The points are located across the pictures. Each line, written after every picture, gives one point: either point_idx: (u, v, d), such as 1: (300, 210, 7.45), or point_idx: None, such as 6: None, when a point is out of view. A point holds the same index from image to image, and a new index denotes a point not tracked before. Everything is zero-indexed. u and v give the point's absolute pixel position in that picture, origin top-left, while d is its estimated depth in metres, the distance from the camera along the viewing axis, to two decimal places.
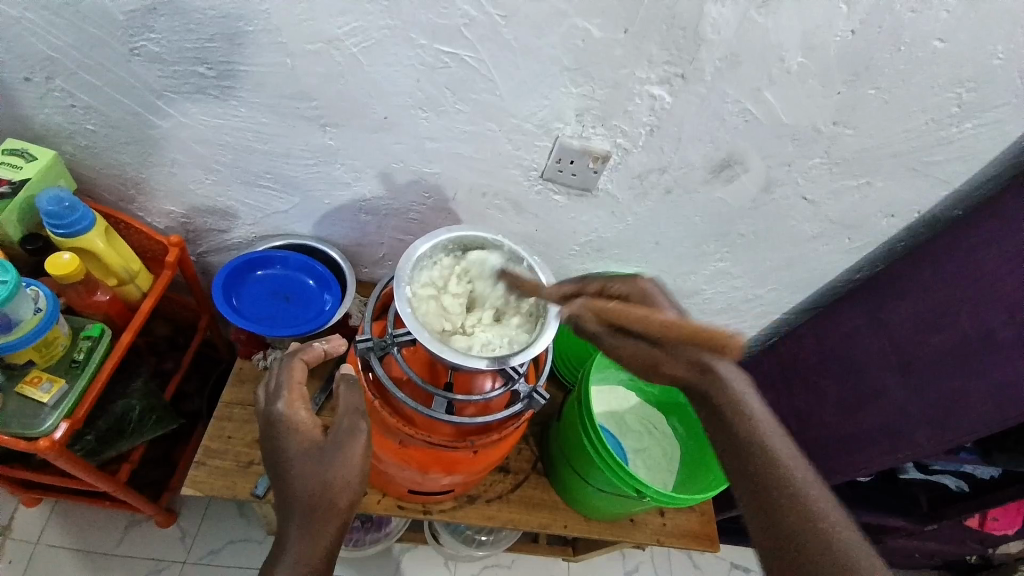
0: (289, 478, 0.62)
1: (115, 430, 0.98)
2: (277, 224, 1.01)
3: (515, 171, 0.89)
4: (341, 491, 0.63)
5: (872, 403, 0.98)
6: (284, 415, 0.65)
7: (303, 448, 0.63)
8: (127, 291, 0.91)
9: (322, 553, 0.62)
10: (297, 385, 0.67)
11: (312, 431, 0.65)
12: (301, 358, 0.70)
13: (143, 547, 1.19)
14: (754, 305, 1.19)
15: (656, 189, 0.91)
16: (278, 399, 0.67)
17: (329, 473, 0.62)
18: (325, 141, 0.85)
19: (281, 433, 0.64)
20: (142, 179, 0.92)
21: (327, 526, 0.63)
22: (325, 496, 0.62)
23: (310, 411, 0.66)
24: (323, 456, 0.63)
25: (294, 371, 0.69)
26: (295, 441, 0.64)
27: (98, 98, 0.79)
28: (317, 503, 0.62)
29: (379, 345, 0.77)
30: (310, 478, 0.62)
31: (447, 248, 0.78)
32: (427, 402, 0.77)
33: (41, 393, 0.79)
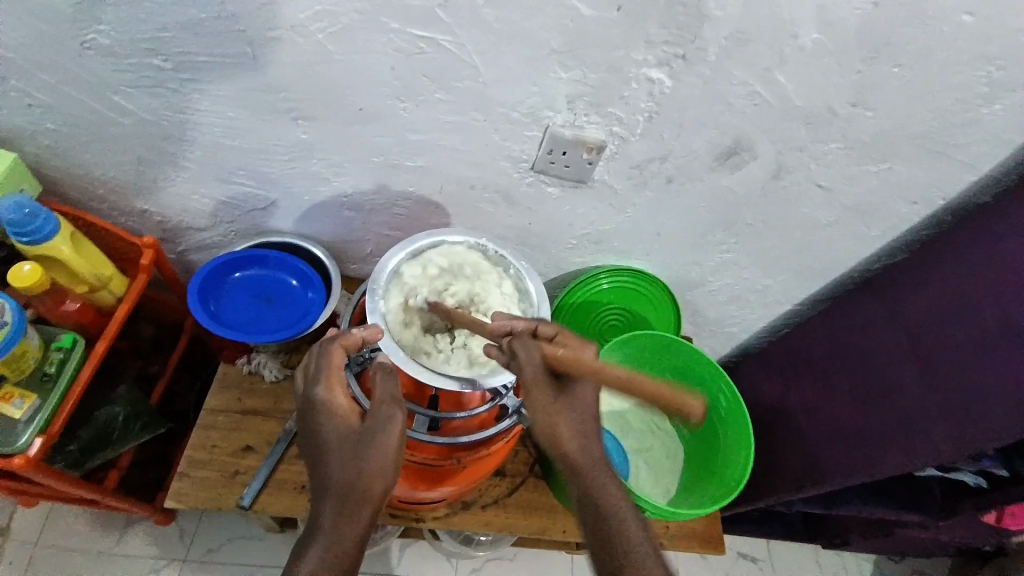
0: (326, 462, 0.59)
1: (99, 440, 0.94)
2: (257, 221, 0.97)
3: (504, 163, 0.82)
4: (376, 480, 0.58)
5: (884, 403, 0.90)
6: (321, 402, 0.61)
7: (342, 432, 0.60)
8: (100, 298, 0.86)
9: (353, 545, 0.57)
10: (336, 372, 0.61)
11: (352, 416, 0.61)
12: (341, 345, 0.63)
13: (144, 546, 1.19)
14: (763, 296, 1.13)
15: (658, 179, 0.85)
16: (316, 383, 0.63)
17: (366, 461, 0.58)
18: (298, 135, 0.79)
19: (319, 416, 0.61)
20: (113, 179, 0.87)
21: (359, 514, 0.58)
22: (360, 487, 0.58)
23: (348, 397, 0.61)
24: (360, 444, 0.59)
25: (332, 355, 0.63)
26: (333, 425, 0.60)
27: (54, 96, 0.74)
28: (352, 491, 0.58)
29: (357, 360, 0.72)
30: (347, 466, 0.58)
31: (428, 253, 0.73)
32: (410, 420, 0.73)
33: (13, 409, 0.74)
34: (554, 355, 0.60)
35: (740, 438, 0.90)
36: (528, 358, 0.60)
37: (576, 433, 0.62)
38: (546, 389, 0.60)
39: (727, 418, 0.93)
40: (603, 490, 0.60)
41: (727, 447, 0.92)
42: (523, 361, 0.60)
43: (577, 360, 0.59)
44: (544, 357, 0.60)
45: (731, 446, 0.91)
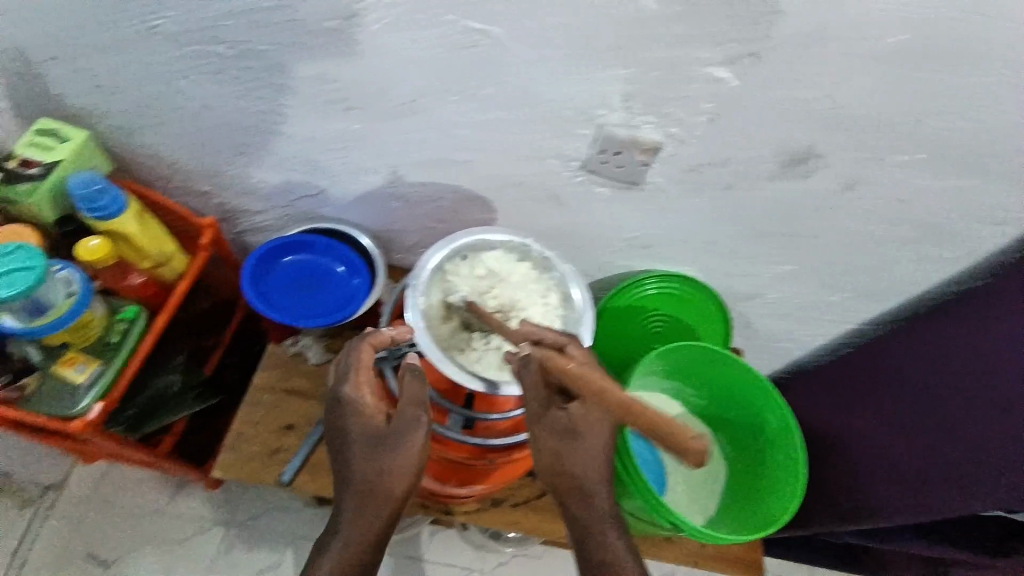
0: (350, 457, 0.61)
1: (153, 407, 1.00)
2: (308, 207, 0.99)
3: (553, 161, 0.80)
4: (397, 480, 0.60)
5: (944, 437, 0.82)
6: (348, 399, 0.62)
7: (365, 431, 0.61)
8: (161, 274, 0.90)
9: (371, 538, 0.60)
10: (364, 372, 0.62)
11: (377, 415, 0.62)
12: (369, 344, 0.64)
13: (192, 506, 1.27)
14: (823, 312, 1.05)
15: (714, 185, 0.80)
16: (344, 380, 0.64)
17: (388, 462, 0.60)
18: (350, 125, 0.80)
19: (345, 414, 0.62)
20: (178, 160, 0.91)
21: (379, 509, 0.61)
22: (380, 487, 0.60)
23: (374, 397, 0.62)
24: (384, 444, 0.61)
25: (361, 354, 0.64)
26: (357, 423, 0.62)
27: (126, 80, 0.78)
28: (372, 489, 0.60)
29: (394, 353, 0.77)
30: (370, 465, 0.60)
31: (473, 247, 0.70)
32: (443, 417, 0.74)
33: (76, 374, 0.78)
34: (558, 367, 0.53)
35: (791, 465, 0.84)
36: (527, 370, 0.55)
37: (575, 461, 0.57)
38: (543, 408, 0.56)
39: (775, 441, 0.88)
40: (596, 522, 0.57)
41: (774, 472, 0.87)
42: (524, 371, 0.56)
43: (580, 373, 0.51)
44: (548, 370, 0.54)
45: (779, 471, 0.86)
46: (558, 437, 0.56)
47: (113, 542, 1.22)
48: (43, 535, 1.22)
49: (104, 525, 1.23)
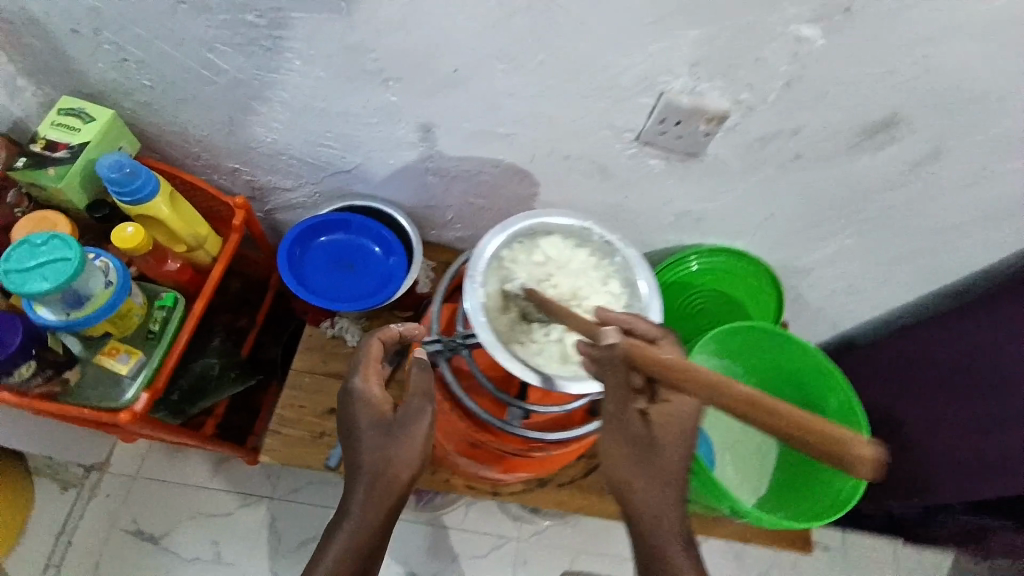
0: (359, 445, 0.61)
1: (196, 389, 0.98)
2: (340, 184, 0.94)
3: (606, 133, 0.75)
4: (402, 469, 0.60)
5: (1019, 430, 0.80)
6: (357, 390, 0.63)
7: (374, 421, 0.61)
8: (197, 257, 0.87)
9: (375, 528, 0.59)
10: (373, 363, 0.62)
11: (386, 406, 0.62)
12: (379, 337, 0.65)
13: (235, 480, 1.28)
14: (881, 285, 1.00)
15: (782, 156, 0.74)
16: (354, 373, 0.64)
17: (394, 451, 0.60)
18: (388, 98, 0.75)
19: (354, 405, 0.62)
20: (205, 137, 0.87)
21: (384, 500, 0.60)
22: (388, 477, 0.59)
23: (383, 387, 0.63)
24: (392, 433, 0.61)
25: (370, 348, 0.64)
26: (366, 413, 0.62)
27: (151, 53, 0.73)
28: (379, 478, 0.60)
29: (448, 347, 0.67)
30: (377, 455, 0.60)
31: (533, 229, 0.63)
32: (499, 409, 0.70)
33: (119, 364, 0.76)
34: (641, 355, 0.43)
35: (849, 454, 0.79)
36: (609, 364, 0.47)
37: (641, 465, 0.51)
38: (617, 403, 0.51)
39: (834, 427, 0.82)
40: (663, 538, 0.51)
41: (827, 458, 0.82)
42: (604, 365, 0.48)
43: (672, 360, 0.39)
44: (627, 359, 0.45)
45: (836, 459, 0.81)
46: (631, 449, 0.51)
47: (158, 518, 1.25)
48: (88, 514, 1.24)
49: (149, 502, 1.25)
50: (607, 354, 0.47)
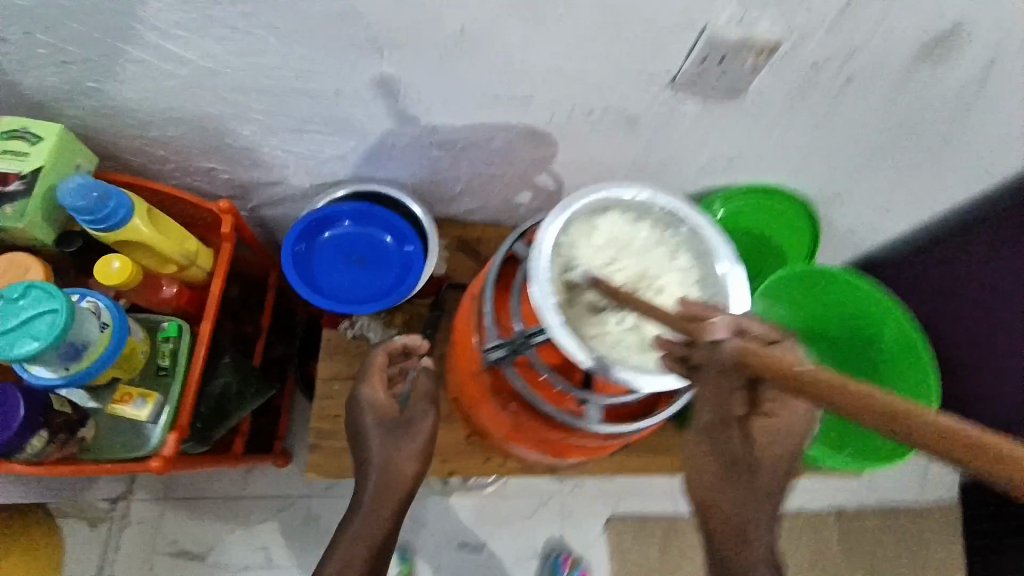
0: (368, 444, 0.71)
1: (218, 411, 0.90)
2: (333, 171, 0.84)
3: (636, 80, 0.66)
4: (404, 465, 0.70)
5: None
6: (365, 395, 0.73)
7: (381, 421, 0.72)
8: (192, 275, 0.78)
9: (385, 525, 0.67)
10: (378, 371, 0.73)
11: (390, 407, 0.73)
12: (383, 349, 0.76)
13: (269, 486, 1.24)
14: (916, 203, 0.95)
15: (832, 81, 0.67)
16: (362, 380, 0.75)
17: (398, 450, 0.70)
18: (383, 69, 0.64)
19: (362, 407, 0.72)
20: (171, 138, 0.76)
21: (387, 501, 0.68)
22: (393, 474, 0.69)
23: (388, 393, 0.73)
24: (396, 432, 0.71)
25: (376, 358, 0.75)
26: (372, 414, 0.72)
27: (95, 49, 0.61)
28: (385, 475, 0.69)
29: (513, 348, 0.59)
30: (383, 452, 0.70)
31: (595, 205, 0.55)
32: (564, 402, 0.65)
33: (136, 409, 0.70)
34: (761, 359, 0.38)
35: (912, 385, 0.82)
36: (718, 364, 0.41)
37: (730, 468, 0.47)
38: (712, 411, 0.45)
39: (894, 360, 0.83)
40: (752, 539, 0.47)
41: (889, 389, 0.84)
42: (709, 364, 0.42)
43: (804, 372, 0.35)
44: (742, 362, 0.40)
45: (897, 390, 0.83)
46: (730, 471, 0.47)
47: (197, 535, 1.21)
48: (124, 544, 1.19)
49: (184, 522, 1.21)
50: (715, 352, 0.41)
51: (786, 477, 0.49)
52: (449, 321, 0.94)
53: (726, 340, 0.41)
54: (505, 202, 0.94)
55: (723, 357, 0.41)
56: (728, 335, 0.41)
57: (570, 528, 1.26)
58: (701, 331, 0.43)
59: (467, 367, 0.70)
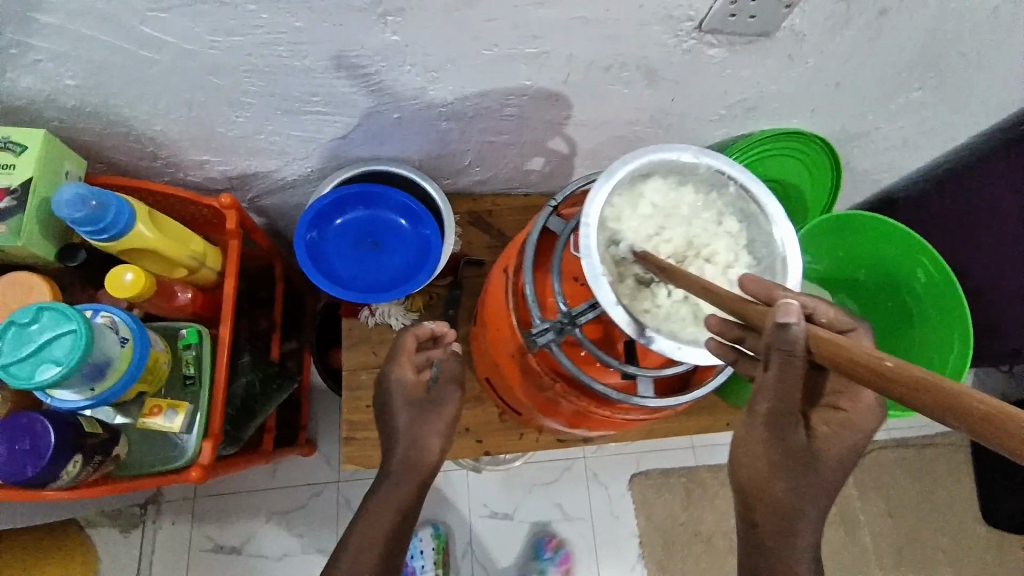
0: (395, 421, 0.68)
1: (245, 411, 0.87)
2: (336, 152, 0.80)
3: (660, 28, 0.62)
4: (427, 449, 0.67)
5: None
6: (394, 378, 0.70)
7: (409, 401, 0.69)
8: (202, 278, 0.75)
9: (405, 508, 0.64)
10: (408, 354, 0.70)
11: (418, 388, 0.70)
12: (413, 333, 0.72)
13: (297, 475, 1.22)
14: (941, 135, 0.92)
15: (866, 12, 0.63)
16: (390, 361, 0.72)
17: (423, 434, 0.67)
18: (387, 38, 0.59)
19: (389, 385, 0.69)
20: (160, 132, 0.70)
21: (408, 483, 0.66)
22: (418, 458, 0.66)
23: (416, 374, 0.69)
24: (424, 413, 0.69)
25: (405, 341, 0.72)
26: (399, 393, 0.69)
27: (70, 42, 0.56)
28: (410, 458, 0.66)
29: (558, 330, 0.57)
30: (409, 433, 0.67)
31: (643, 173, 0.51)
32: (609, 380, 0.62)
33: (168, 422, 0.68)
34: (829, 343, 0.33)
35: (946, 324, 0.77)
36: (787, 352, 0.35)
37: (786, 451, 0.43)
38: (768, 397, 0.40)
39: (926, 300, 0.79)
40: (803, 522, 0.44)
41: (922, 330, 0.80)
42: (775, 350, 0.36)
43: (869, 357, 0.31)
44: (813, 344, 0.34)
45: (932, 331, 0.79)
46: (789, 463, 0.43)
47: (231, 530, 1.19)
48: (160, 546, 1.18)
49: (217, 519, 1.19)
50: (783, 339, 0.35)
51: (849, 468, 0.46)
52: (469, 299, 0.92)
53: (796, 324, 0.35)
54: (517, 170, 0.90)
55: (795, 343, 0.35)
56: (799, 317, 0.35)
57: (597, 486, 1.28)
58: (767, 315, 0.36)
59: (503, 353, 0.67)
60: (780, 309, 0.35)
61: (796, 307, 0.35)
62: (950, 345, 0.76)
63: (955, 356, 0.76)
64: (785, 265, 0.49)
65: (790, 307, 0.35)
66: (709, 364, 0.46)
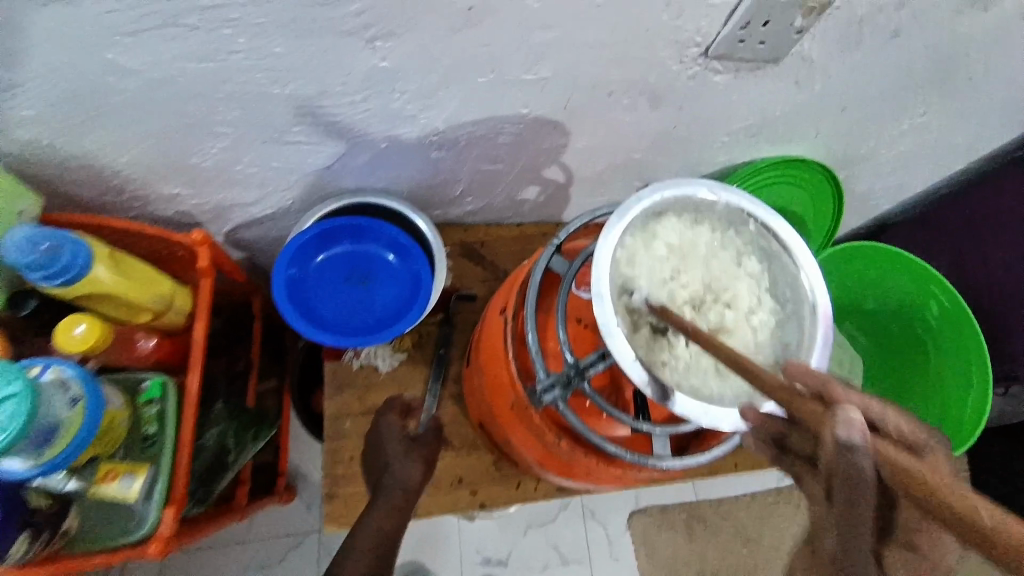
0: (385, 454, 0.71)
1: (216, 467, 0.78)
2: (319, 183, 0.74)
3: (665, 52, 0.58)
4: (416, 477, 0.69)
5: None
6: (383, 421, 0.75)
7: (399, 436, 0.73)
8: (169, 321, 0.69)
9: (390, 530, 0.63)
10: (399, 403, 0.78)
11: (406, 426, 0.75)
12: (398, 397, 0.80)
13: (276, 524, 1.12)
14: (942, 158, 0.90)
15: (876, 35, 0.61)
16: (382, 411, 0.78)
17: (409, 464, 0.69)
18: (375, 64, 0.55)
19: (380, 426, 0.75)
20: (126, 164, 0.65)
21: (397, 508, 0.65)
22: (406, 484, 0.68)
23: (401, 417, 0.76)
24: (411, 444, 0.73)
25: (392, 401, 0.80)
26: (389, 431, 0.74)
27: (22, 70, 0.50)
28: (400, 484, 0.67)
29: (563, 384, 0.52)
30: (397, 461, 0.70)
31: (654, 212, 0.47)
32: (619, 435, 0.56)
33: (123, 490, 0.61)
34: (910, 473, 0.24)
35: (965, 358, 0.73)
36: (852, 489, 0.25)
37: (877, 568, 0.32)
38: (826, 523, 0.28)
39: (941, 330, 0.76)
40: None
41: (939, 363, 0.76)
42: (837, 479, 0.26)
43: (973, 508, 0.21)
44: (889, 473, 0.25)
45: (950, 365, 0.75)
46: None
47: None
48: None
49: None
50: (844, 467, 0.26)
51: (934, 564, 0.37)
52: (462, 336, 0.86)
53: (862, 444, 0.25)
54: (510, 199, 0.86)
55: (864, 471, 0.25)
56: (864, 434, 0.26)
57: (595, 524, 1.21)
58: (823, 423, 0.27)
59: (502, 406, 0.61)
60: (839, 421, 0.26)
61: (860, 420, 0.26)
62: (970, 381, 0.72)
63: (976, 391, 0.72)
64: (815, 309, 0.44)
65: (852, 420, 0.26)
66: (737, 428, 0.41)
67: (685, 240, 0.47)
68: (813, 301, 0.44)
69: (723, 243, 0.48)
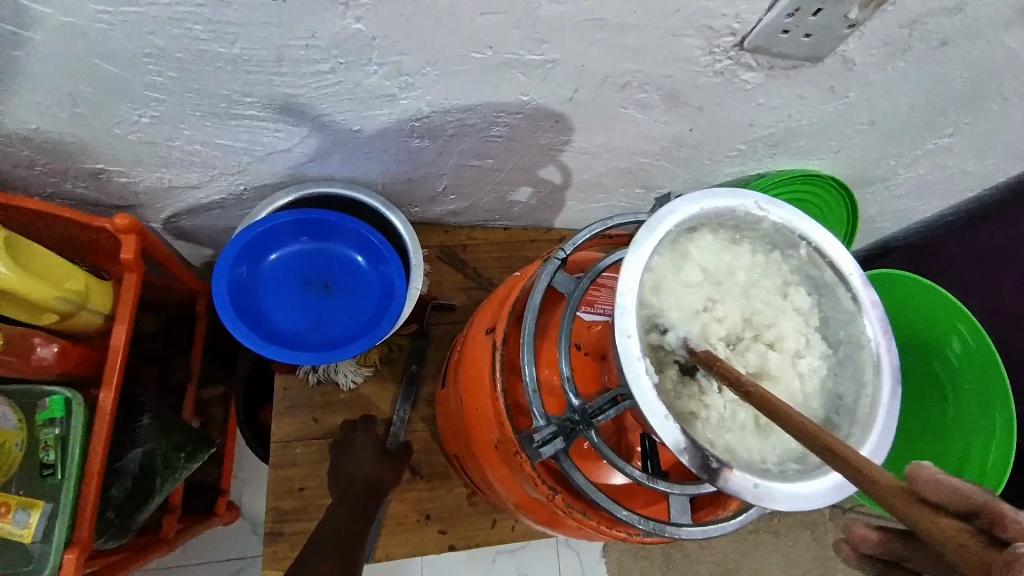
0: None
1: (141, 494, 0.65)
2: (278, 168, 0.63)
3: (694, 40, 0.50)
4: None
5: None
6: None
7: None
8: (80, 323, 0.58)
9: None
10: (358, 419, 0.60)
11: None
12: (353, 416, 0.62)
13: (213, 550, 0.98)
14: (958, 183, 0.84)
15: (925, 42, 0.54)
16: None
17: None
18: (349, 29, 0.45)
19: None
20: (34, 132, 0.52)
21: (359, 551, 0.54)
22: None
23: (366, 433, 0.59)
24: None
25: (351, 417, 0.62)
26: None
27: None
28: None
29: (563, 431, 0.43)
30: None
31: (688, 228, 0.39)
32: (625, 491, 0.47)
33: (16, 529, 0.50)
34: None
35: (984, 407, 0.68)
36: None
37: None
38: None
39: (961, 371, 0.70)
40: None
41: (958, 405, 0.71)
42: None
43: None
44: None
45: (969, 411, 0.70)
46: None
47: None
48: None
49: None
50: None
51: None
52: (437, 351, 0.76)
53: None
54: (498, 200, 0.77)
55: None
56: None
57: (568, 552, 1.12)
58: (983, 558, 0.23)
59: (485, 447, 0.51)
60: None
61: None
62: (991, 430, 0.67)
63: (996, 445, 0.67)
64: (877, 357, 0.37)
65: None
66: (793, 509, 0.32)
67: (722, 264, 0.39)
68: (874, 348, 0.37)
69: (764, 270, 0.40)
